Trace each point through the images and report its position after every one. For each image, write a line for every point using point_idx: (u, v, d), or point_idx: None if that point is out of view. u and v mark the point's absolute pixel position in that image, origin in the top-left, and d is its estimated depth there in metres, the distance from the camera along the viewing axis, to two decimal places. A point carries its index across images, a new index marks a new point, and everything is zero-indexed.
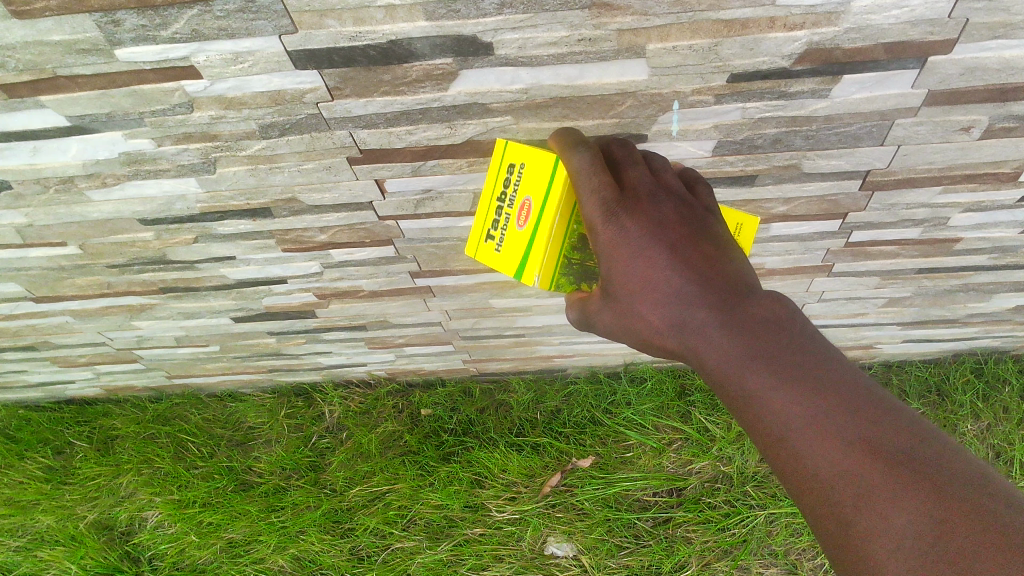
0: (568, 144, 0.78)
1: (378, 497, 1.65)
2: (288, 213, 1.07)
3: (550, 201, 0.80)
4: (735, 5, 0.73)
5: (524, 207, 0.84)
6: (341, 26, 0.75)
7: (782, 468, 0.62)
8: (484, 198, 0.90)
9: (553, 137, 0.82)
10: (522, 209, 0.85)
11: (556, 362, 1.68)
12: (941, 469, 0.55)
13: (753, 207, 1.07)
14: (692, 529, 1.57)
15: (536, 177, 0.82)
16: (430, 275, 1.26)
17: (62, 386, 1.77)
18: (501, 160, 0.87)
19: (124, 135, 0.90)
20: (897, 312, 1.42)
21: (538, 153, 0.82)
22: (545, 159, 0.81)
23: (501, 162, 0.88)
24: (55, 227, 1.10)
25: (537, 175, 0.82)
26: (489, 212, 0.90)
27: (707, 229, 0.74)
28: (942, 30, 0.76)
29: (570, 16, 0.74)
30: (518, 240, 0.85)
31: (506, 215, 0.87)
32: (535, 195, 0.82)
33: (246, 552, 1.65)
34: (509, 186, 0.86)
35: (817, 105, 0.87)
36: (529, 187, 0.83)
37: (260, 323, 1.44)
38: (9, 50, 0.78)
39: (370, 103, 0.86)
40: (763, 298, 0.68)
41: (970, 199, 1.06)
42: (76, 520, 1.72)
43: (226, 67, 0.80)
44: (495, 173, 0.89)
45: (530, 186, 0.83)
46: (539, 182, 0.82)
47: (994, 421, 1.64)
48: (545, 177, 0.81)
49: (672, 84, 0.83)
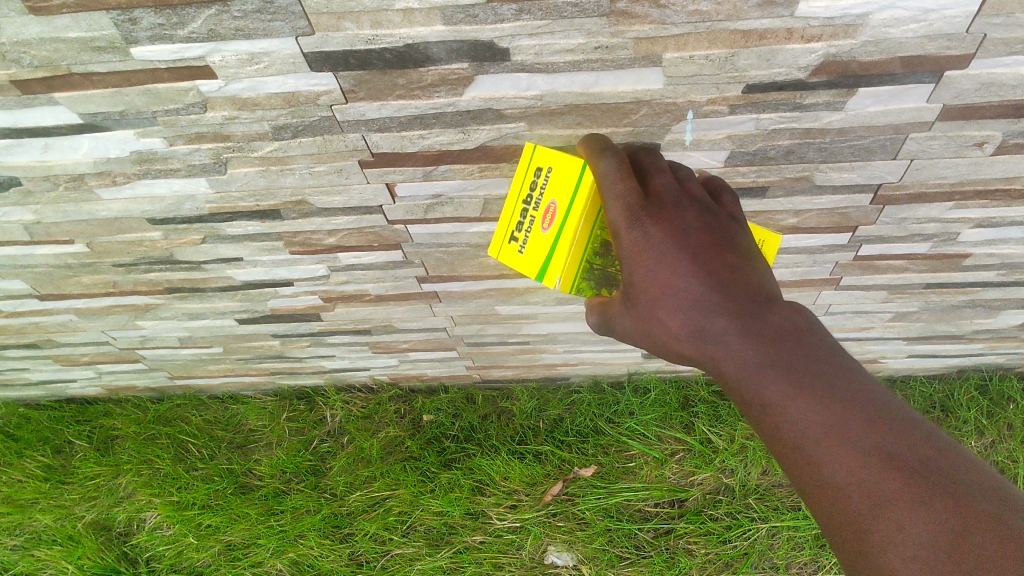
0: (596, 149, 0.78)
1: (378, 503, 1.65)
2: (298, 216, 1.07)
3: (575, 206, 0.81)
4: (753, 15, 0.73)
5: (549, 210, 0.85)
6: (358, 28, 0.75)
7: (797, 476, 0.62)
8: (510, 201, 0.90)
9: (583, 141, 0.83)
10: (547, 213, 0.85)
11: (559, 371, 1.68)
12: (958, 481, 0.56)
13: (764, 219, 1.07)
14: (693, 541, 1.56)
15: (564, 181, 0.83)
16: (437, 280, 1.25)
17: (63, 385, 1.76)
18: (529, 163, 0.88)
19: (136, 133, 0.90)
20: (903, 327, 1.42)
21: (566, 158, 0.83)
22: (573, 164, 0.82)
23: (528, 166, 0.88)
24: (63, 225, 1.10)
25: (564, 179, 0.83)
26: (513, 214, 0.90)
27: (729, 237, 0.73)
28: (959, 45, 0.76)
29: (587, 23, 0.74)
30: (541, 242, 0.86)
31: (530, 217, 0.87)
32: (561, 199, 0.83)
33: (246, 556, 1.63)
34: (535, 190, 0.87)
35: (832, 117, 0.87)
36: (556, 191, 0.84)
37: (264, 325, 1.43)
38: (24, 46, 0.77)
39: (384, 107, 0.86)
40: (783, 308, 0.68)
41: (981, 215, 1.06)
42: (74, 519, 1.71)
43: (241, 68, 0.80)
44: (522, 174, 0.89)
45: (557, 189, 0.84)
46: (565, 186, 0.83)
47: (999, 438, 1.63)
48: (572, 182, 0.82)
49: (687, 93, 0.83)
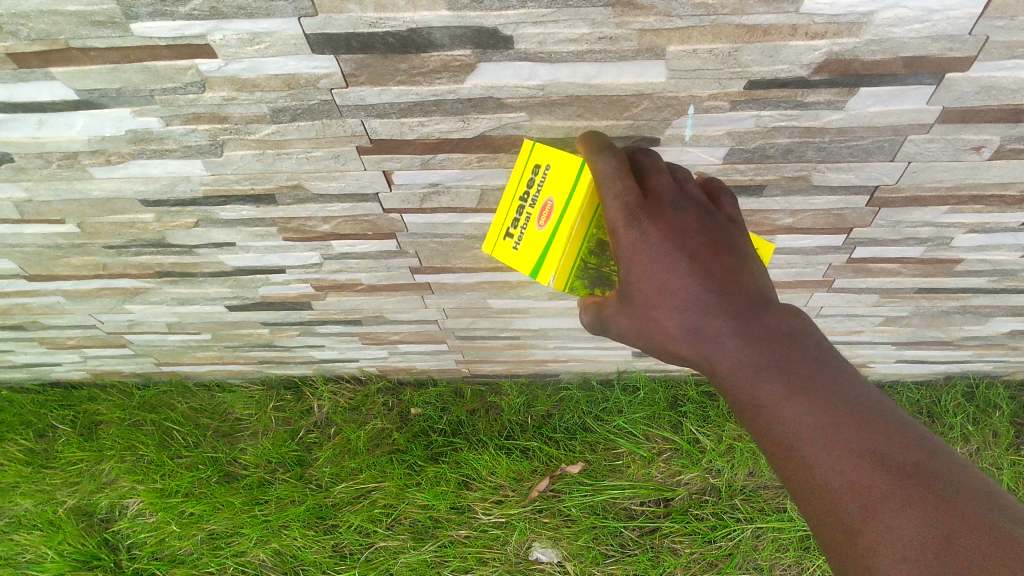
0: (596, 148, 0.78)
1: (364, 495, 1.64)
2: (292, 201, 1.06)
3: (573, 204, 0.81)
4: (758, 10, 0.73)
5: (546, 207, 0.84)
6: (361, 11, 0.75)
7: (789, 478, 0.62)
8: (505, 197, 0.90)
9: (583, 139, 0.83)
10: (543, 210, 0.85)
11: (549, 367, 1.68)
12: (948, 485, 0.56)
13: (760, 218, 1.07)
14: (678, 540, 1.56)
15: (561, 178, 0.83)
16: (430, 272, 1.25)
17: (49, 368, 1.75)
18: (526, 160, 0.87)
19: (132, 112, 0.89)
20: (893, 331, 1.43)
21: (564, 155, 0.82)
22: (572, 161, 0.81)
23: (525, 163, 0.87)
24: (55, 204, 1.09)
25: (562, 178, 0.82)
26: (508, 212, 0.89)
27: (728, 239, 0.73)
28: (961, 47, 0.77)
29: (592, 13, 0.74)
30: (536, 239, 0.86)
31: (526, 214, 0.87)
32: (558, 197, 0.83)
33: (227, 545, 1.62)
34: (532, 187, 0.86)
35: (832, 117, 0.87)
36: (553, 188, 0.83)
37: (254, 313, 1.42)
38: (23, 18, 0.77)
39: (384, 92, 0.85)
40: (779, 311, 0.68)
41: (975, 220, 1.06)
42: (55, 504, 1.69)
43: (242, 48, 0.80)
44: (518, 171, 0.88)
45: (554, 186, 0.83)
46: (563, 184, 0.82)
47: (984, 445, 1.63)
48: (570, 180, 0.81)
49: (689, 88, 0.83)
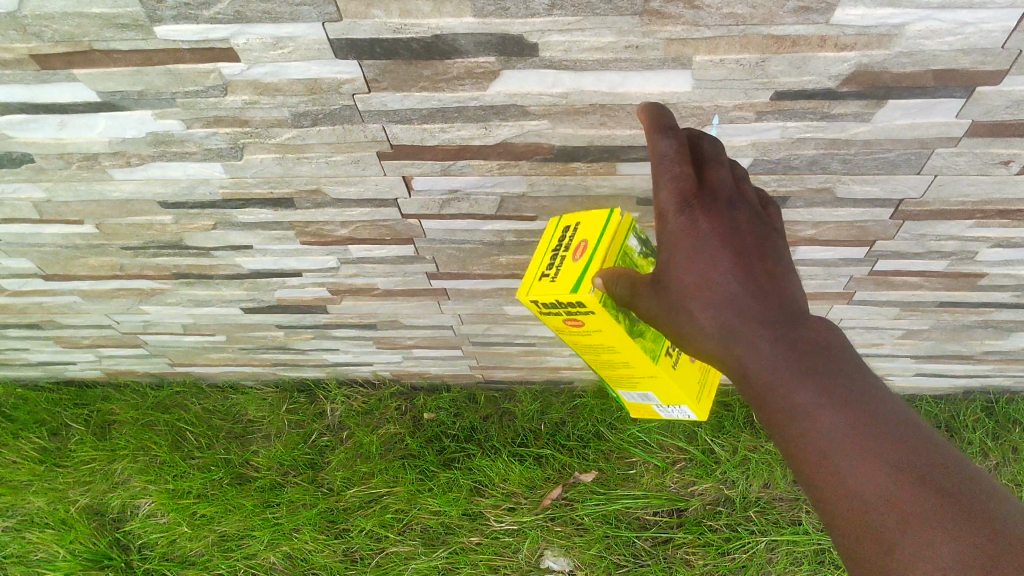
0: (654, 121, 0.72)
1: (375, 500, 1.63)
2: (311, 205, 1.06)
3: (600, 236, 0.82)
4: (788, 21, 0.72)
5: (579, 248, 0.85)
6: (386, 16, 0.74)
7: (813, 484, 0.61)
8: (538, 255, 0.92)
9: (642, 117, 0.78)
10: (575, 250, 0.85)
11: (563, 374, 1.67)
12: (988, 506, 0.55)
13: (782, 229, 1.06)
14: (692, 551, 1.55)
15: (593, 225, 0.86)
16: (447, 278, 1.24)
17: (63, 367, 1.75)
18: (557, 226, 0.94)
19: (154, 114, 0.89)
20: (913, 345, 1.41)
21: (594, 212, 0.88)
22: (600, 214, 0.87)
23: (557, 232, 0.93)
24: (74, 205, 1.09)
25: (594, 224, 0.86)
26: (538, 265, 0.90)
27: (772, 246, 0.72)
28: (994, 60, 0.75)
29: (619, 21, 0.73)
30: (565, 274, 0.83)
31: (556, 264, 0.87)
32: (589, 236, 0.84)
33: (238, 547, 1.61)
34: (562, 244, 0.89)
35: (859, 129, 0.86)
36: (586, 233, 0.86)
37: (270, 315, 1.42)
38: (47, 20, 0.76)
39: (407, 98, 0.85)
40: (815, 324, 0.67)
41: (1001, 234, 1.05)
42: (67, 504, 1.69)
43: (265, 52, 0.79)
44: (549, 238, 0.93)
45: (586, 232, 0.86)
46: (594, 226, 0.85)
47: (1003, 461, 1.61)
48: (601, 221, 0.85)
49: (715, 98, 0.82)
